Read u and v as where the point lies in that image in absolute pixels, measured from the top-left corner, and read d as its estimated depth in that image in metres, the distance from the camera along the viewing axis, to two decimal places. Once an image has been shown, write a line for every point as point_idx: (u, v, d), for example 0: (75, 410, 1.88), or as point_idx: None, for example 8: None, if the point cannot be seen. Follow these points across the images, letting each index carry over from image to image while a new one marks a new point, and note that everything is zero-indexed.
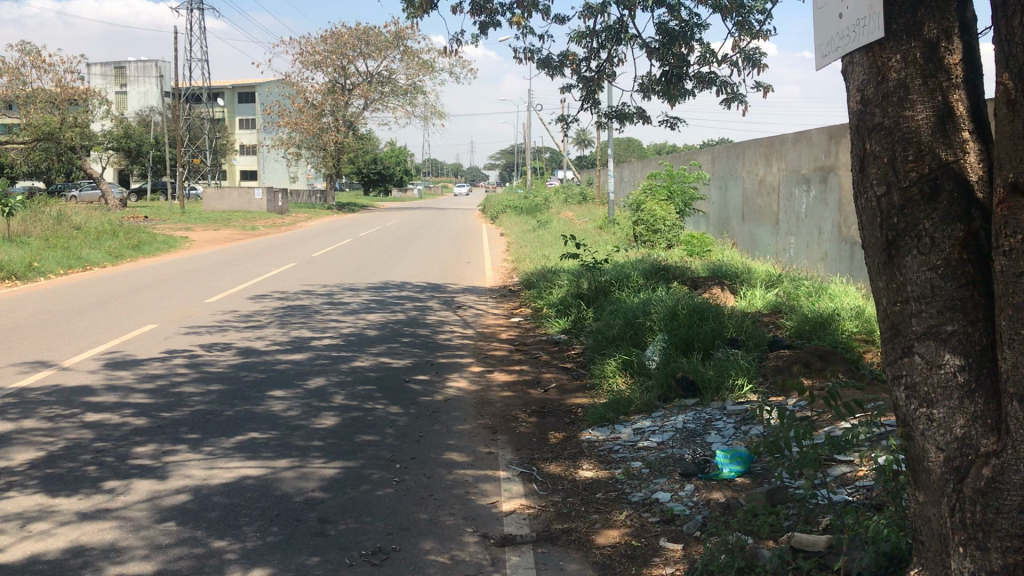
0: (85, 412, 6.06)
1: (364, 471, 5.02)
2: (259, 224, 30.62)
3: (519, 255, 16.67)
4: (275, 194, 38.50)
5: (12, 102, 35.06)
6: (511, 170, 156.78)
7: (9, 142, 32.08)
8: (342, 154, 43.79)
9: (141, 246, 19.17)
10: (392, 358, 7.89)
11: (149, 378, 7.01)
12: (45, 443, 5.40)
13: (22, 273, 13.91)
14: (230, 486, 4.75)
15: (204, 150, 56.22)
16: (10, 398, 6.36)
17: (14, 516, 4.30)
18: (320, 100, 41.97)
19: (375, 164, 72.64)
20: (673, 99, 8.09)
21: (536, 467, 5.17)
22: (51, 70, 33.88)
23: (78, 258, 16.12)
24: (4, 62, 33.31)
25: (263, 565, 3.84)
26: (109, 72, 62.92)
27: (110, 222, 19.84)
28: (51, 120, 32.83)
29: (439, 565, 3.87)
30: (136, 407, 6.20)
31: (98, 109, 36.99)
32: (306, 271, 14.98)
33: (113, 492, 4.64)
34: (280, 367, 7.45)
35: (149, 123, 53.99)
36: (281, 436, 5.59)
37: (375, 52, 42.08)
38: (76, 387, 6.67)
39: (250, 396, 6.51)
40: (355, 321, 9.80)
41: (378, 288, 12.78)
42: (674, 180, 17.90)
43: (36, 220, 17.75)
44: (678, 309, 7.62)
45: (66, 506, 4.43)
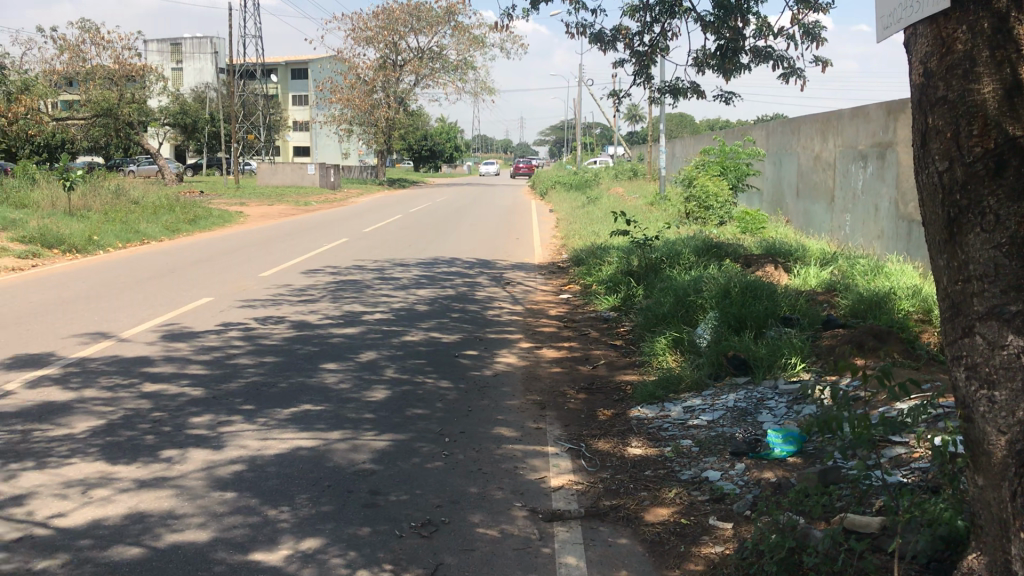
0: (143, 382, 6.21)
1: (414, 444, 5.07)
2: (311, 200, 30.87)
3: (569, 232, 16.56)
4: (327, 169, 38.51)
5: (73, 80, 35.68)
6: (560, 145, 156.28)
7: (68, 118, 32.80)
8: (393, 130, 43.91)
9: (197, 221, 19.49)
10: (442, 333, 7.93)
11: (205, 350, 7.14)
12: (105, 412, 5.55)
13: (82, 246, 14.26)
14: (284, 457, 4.83)
15: (257, 126, 56.74)
16: (72, 368, 6.55)
17: (76, 483, 4.45)
18: (372, 76, 42.13)
19: (424, 140, 72.63)
20: (727, 74, 7.96)
21: (585, 443, 5.16)
22: (110, 47, 34.33)
23: (136, 232, 16.44)
24: (65, 40, 33.80)
25: (315, 535, 3.91)
26: (164, 49, 63.79)
27: (167, 198, 20.18)
28: (110, 96, 33.21)
29: (488, 539, 3.90)
30: (192, 377, 6.33)
31: (157, 85, 37.43)
32: (357, 246, 15.09)
33: (170, 461, 4.75)
34: (332, 340, 7.53)
35: (204, 100, 54.63)
36: (334, 409, 5.67)
37: (427, 27, 41.96)
38: (135, 358, 6.83)
39: (303, 368, 6.61)
40: (405, 296, 9.87)
41: (428, 264, 12.81)
42: (728, 156, 17.47)
43: (96, 194, 18.12)
44: (731, 287, 7.53)
45: (126, 474, 4.56)
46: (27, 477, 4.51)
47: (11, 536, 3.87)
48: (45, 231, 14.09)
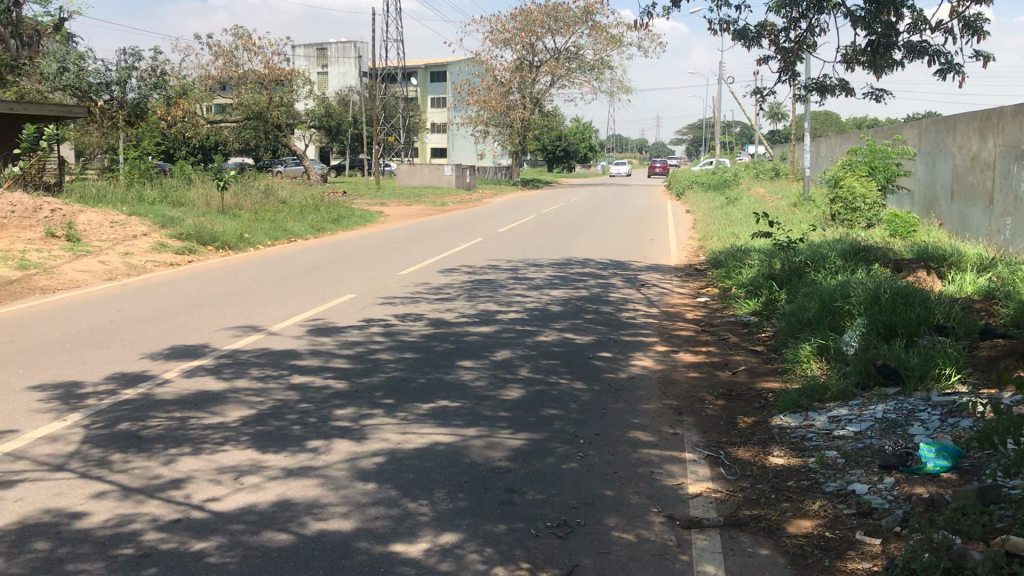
0: (291, 374, 6.46)
1: (549, 444, 5.08)
2: (448, 200, 31.46)
3: (707, 233, 16.26)
4: (463, 169, 39.15)
5: (227, 85, 37.57)
6: (696, 145, 153.75)
7: (222, 121, 34.56)
8: (529, 131, 44.26)
9: (340, 220, 20.16)
10: (577, 334, 7.92)
11: (348, 344, 7.37)
12: (255, 401, 5.81)
13: (234, 243, 14.99)
14: (423, 451, 4.94)
15: (397, 128, 58.24)
16: (226, 359, 6.90)
17: (230, 469, 4.68)
18: (508, 78, 42.56)
19: (559, 141, 72.80)
20: (879, 70, 7.65)
21: (724, 450, 5.05)
22: (260, 52, 35.95)
23: (284, 230, 17.15)
24: (221, 46, 35.62)
25: (453, 529, 3.97)
26: (311, 54, 66.36)
27: (312, 197, 20.97)
28: (260, 100, 34.78)
29: (624, 543, 3.87)
30: (336, 371, 6.54)
31: (305, 89, 38.95)
32: (493, 246, 15.25)
33: (315, 451, 4.92)
34: (468, 338, 7.64)
35: (348, 103, 56.50)
36: (471, 406, 5.75)
37: (564, 28, 42.01)
38: (283, 351, 7.12)
39: (441, 365, 6.74)
40: (540, 296, 9.92)
41: (562, 264, 12.82)
42: (877, 156, 16.77)
43: (247, 194, 19.01)
44: (881, 293, 7.22)
45: (275, 462, 4.76)
46: (186, 461, 4.78)
47: (171, 517, 4.10)
48: (200, 228, 14.88)
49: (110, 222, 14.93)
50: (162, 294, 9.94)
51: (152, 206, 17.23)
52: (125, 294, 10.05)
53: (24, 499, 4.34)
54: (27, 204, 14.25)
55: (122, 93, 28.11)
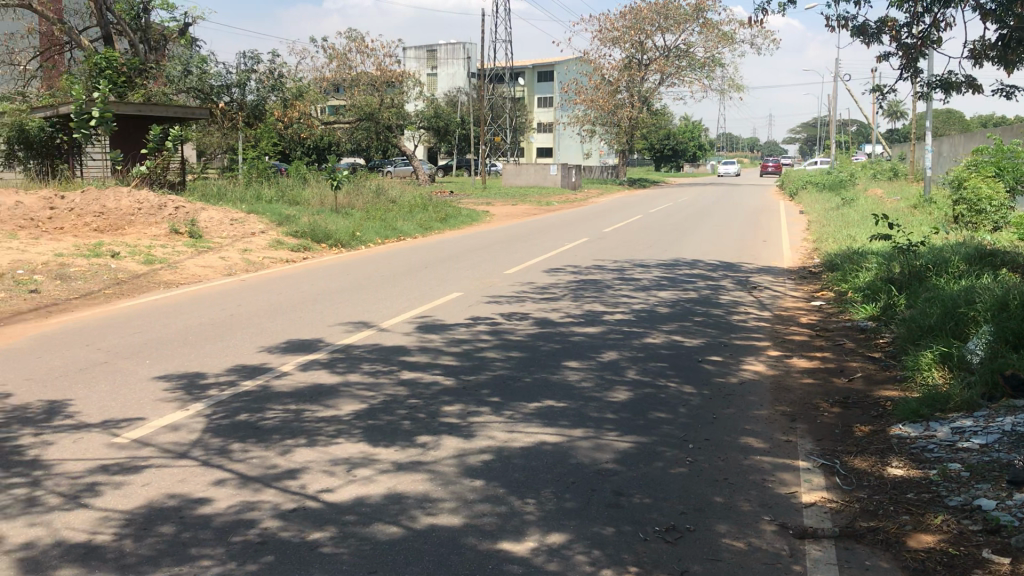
0: (401, 370, 6.58)
1: (658, 448, 5.03)
2: (554, 200, 31.52)
3: (822, 235, 15.82)
4: (569, 169, 39.14)
5: (341, 87, 38.58)
6: (807, 144, 149.70)
7: (336, 122, 35.53)
8: (637, 130, 43.92)
9: (449, 219, 20.44)
10: (685, 337, 7.81)
11: (456, 342, 7.46)
12: (367, 396, 5.94)
13: (346, 241, 15.37)
14: (530, 450, 4.95)
15: (504, 128, 58.68)
16: (338, 353, 7.08)
17: (343, 461, 4.79)
18: (616, 77, 42.36)
19: (667, 140, 72.02)
20: (1010, 66, 7.29)
21: (840, 460, 4.90)
22: (373, 54, 36.74)
23: (393, 228, 17.50)
24: (335, 49, 36.60)
25: (561, 529, 3.97)
26: (421, 55, 67.52)
27: (421, 197, 21.34)
28: (372, 102, 35.61)
29: (735, 550, 3.79)
30: (444, 368, 6.63)
31: (415, 89, 39.65)
32: (600, 246, 15.18)
33: (425, 446, 5.00)
34: (575, 338, 7.63)
35: (456, 103, 57.24)
36: (578, 406, 5.74)
37: (674, 26, 41.52)
38: (393, 347, 7.26)
39: (547, 365, 6.75)
40: (647, 297, 9.82)
41: (670, 265, 12.68)
42: (1005, 156, 15.99)
43: (358, 193, 19.47)
44: (1010, 299, 6.87)
45: (386, 456, 4.85)
46: (301, 452, 4.93)
47: (287, 506, 4.24)
48: (314, 226, 15.31)
49: (230, 220, 15.51)
50: (277, 290, 10.28)
51: (269, 204, 17.84)
52: (243, 289, 10.43)
53: (151, 484, 4.55)
54: (154, 202, 14.93)
55: (242, 95, 29.21)
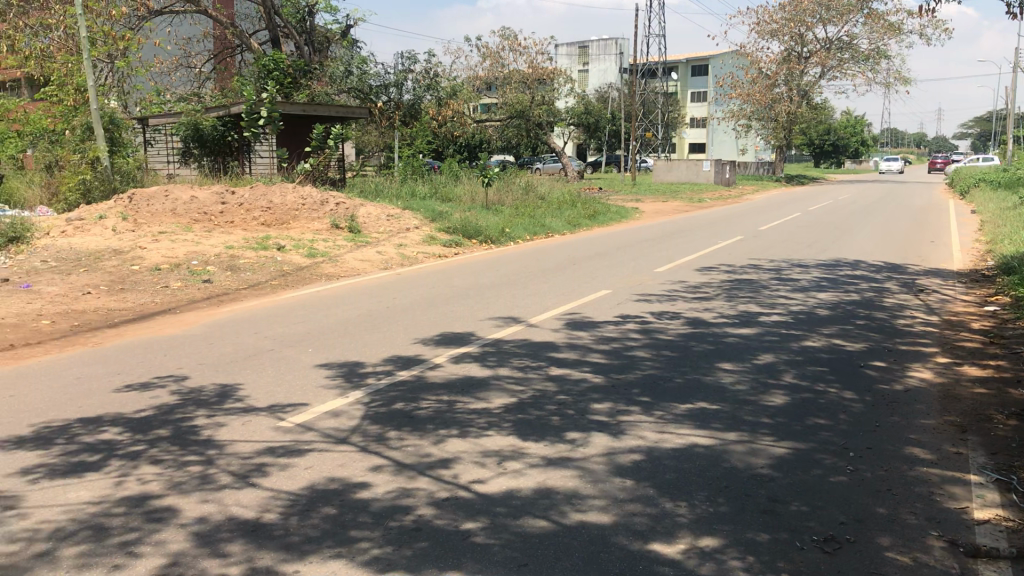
0: (551, 366, 6.63)
1: (815, 455, 4.86)
2: (706, 196, 30.94)
3: (997, 235, 14.83)
4: (722, 165, 38.32)
5: (493, 85, 39.20)
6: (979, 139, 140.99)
7: (489, 120, 36.13)
8: (795, 125, 42.55)
9: (598, 215, 20.40)
10: (845, 341, 7.51)
11: (605, 340, 7.44)
12: (517, 390, 6.02)
13: (496, 238, 15.58)
14: (682, 452, 4.88)
15: (655, 124, 58.09)
16: (489, 347, 7.20)
17: (493, 453, 4.87)
18: (774, 70, 41.20)
19: (827, 135, 69.39)
20: None
21: (1017, 476, 4.59)
22: (526, 52, 37.11)
23: (542, 225, 17.62)
24: (489, 48, 37.20)
25: (713, 534, 3.89)
26: (573, 52, 67.74)
27: (570, 194, 21.43)
28: (523, 99, 36.09)
29: (899, 565, 3.62)
30: (593, 365, 6.63)
31: (566, 86, 39.79)
32: (754, 244, 14.78)
33: (574, 443, 5.01)
34: (728, 339, 7.47)
35: (607, 100, 57.11)
36: (731, 409, 5.62)
37: (836, 17, 39.93)
38: (543, 343, 7.32)
39: (699, 365, 6.64)
40: (804, 298, 9.49)
41: (828, 266, 12.21)
42: None
43: (509, 190, 19.76)
44: None
45: (536, 451, 4.90)
46: (453, 443, 5.04)
47: (441, 495, 4.34)
48: (466, 222, 15.58)
49: (386, 215, 16.01)
50: (431, 284, 10.55)
51: (423, 201, 18.35)
52: (398, 282, 10.76)
53: (312, 467, 4.76)
54: (316, 198, 15.61)
55: (399, 95, 30.12)
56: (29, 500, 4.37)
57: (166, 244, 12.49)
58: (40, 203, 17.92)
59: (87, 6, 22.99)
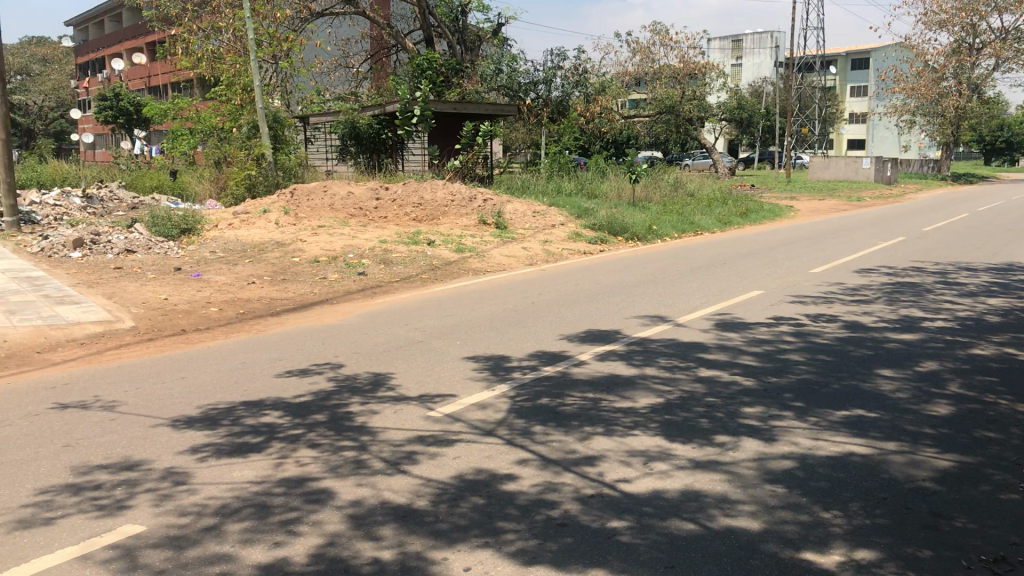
0: (699, 367, 6.52)
1: (984, 470, 4.59)
2: (865, 195, 29.67)
3: None
4: (883, 162, 36.62)
5: (643, 81, 38.90)
6: None
7: (638, 116, 35.86)
8: (964, 121, 40.20)
9: (750, 213, 19.90)
10: (1019, 350, 7.04)
11: (757, 342, 7.26)
12: (664, 391, 5.96)
13: (643, 235, 15.46)
14: (837, 460, 4.71)
15: (811, 120, 56.13)
16: (637, 346, 7.16)
17: (640, 453, 4.85)
18: (942, 63, 39.06)
19: (1000, 131, 65.21)
20: None
21: None
22: (677, 47, 36.63)
23: (692, 223, 17.34)
24: (639, 44, 36.95)
25: (870, 547, 3.74)
26: (726, 46, 66.39)
27: (721, 192, 21.02)
28: (673, 94, 35.67)
29: None
30: (744, 368, 6.48)
31: (718, 82, 39.02)
32: (917, 246, 14.07)
33: (723, 446, 4.92)
34: (888, 345, 7.15)
35: (761, 95, 55.66)
36: (891, 418, 5.38)
37: (1014, 5, 37.40)
38: (691, 343, 7.21)
39: (857, 371, 6.38)
40: (973, 304, 8.96)
41: (1001, 269, 11.47)
42: None
43: (657, 187, 19.56)
44: None
45: (683, 453, 4.84)
46: (599, 441, 5.04)
47: (586, 491, 4.35)
48: (612, 220, 15.52)
49: (534, 211, 16.13)
50: (577, 281, 10.56)
51: (570, 197, 18.41)
52: (545, 279, 10.83)
53: (460, 457, 4.86)
54: (465, 194, 15.91)
55: (548, 92, 30.32)
56: (198, 476, 4.65)
57: (325, 237, 13.03)
58: (210, 196, 19.35)
59: (255, 10, 24.35)
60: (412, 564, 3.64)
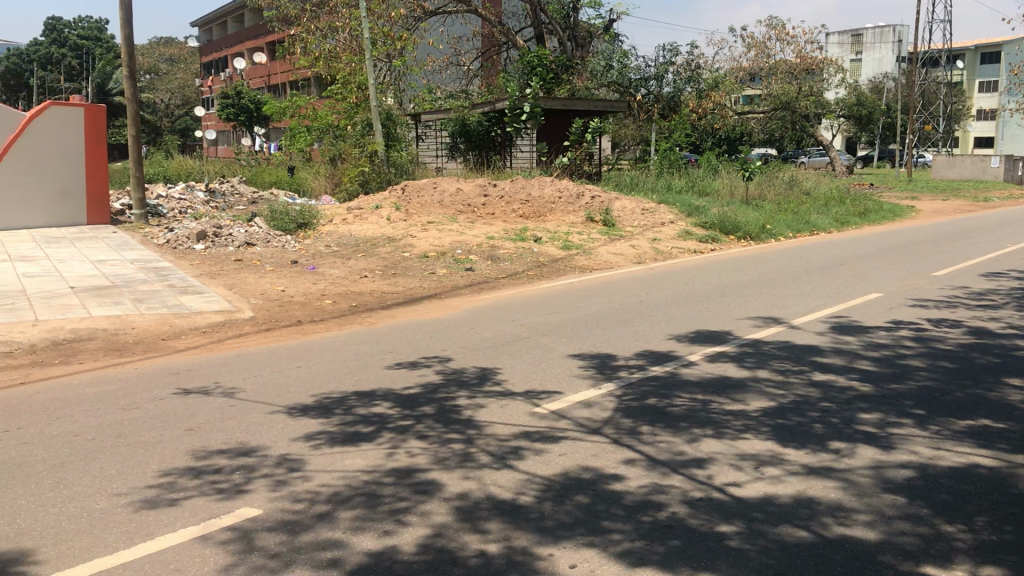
0: (813, 370, 6.33)
1: None
2: (995, 195, 28.27)
3: None
4: (1014, 161, 34.82)
5: (758, 76, 38.08)
6: None
7: (752, 112, 35.11)
8: None
9: (869, 213, 19.23)
10: None
11: (875, 346, 7.01)
12: (777, 394, 5.81)
13: (756, 234, 15.13)
14: (961, 472, 4.50)
15: (936, 116, 53.85)
16: (748, 348, 7.00)
17: (750, 457, 4.74)
18: None
19: None
20: None
21: None
22: (793, 42, 35.73)
23: (807, 222, 16.87)
24: (755, 38, 36.19)
25: (996, 564, 3.56)
26: (845, 40, 64.39)
27: (839, 191, 20.42)
28: (789, 90, 34.76)
29: None
30: (861, 373, 6.26)
31: (837, 77, 37.86)
32: None
33: (838, 453, 4.76)
34: (1018, 353, 6.79)
35: (881, 90, 53.73)
36: (1020, 430, 5.10)
37: None
38: (806, 346, 7.01)
39: (983, 379, 6.09)
40: None
41: None
42: None
43: (772, 185, 19.11)
44: None
45: (796, 458, 4.71)
46: (708, 443, 4.96)
47: (695, 494, 4.28)
48: (724, 218, 15.23)
49: (643, 208, 15.97)
50: (686, 280, 10.40)
51: (680, 195, 18.17)
52: (653, 277, 10.70)
53: (567, 454, 4.85)
54: (573, 191, 15.88)
55: (659, 88, 29.99)
56: (311, 463, 4.78)
57: (434, 232, 13.22)
58: (325, 192, 19.96)
59: (370, 8, 24.94)
60: (517, 558, 3.65)
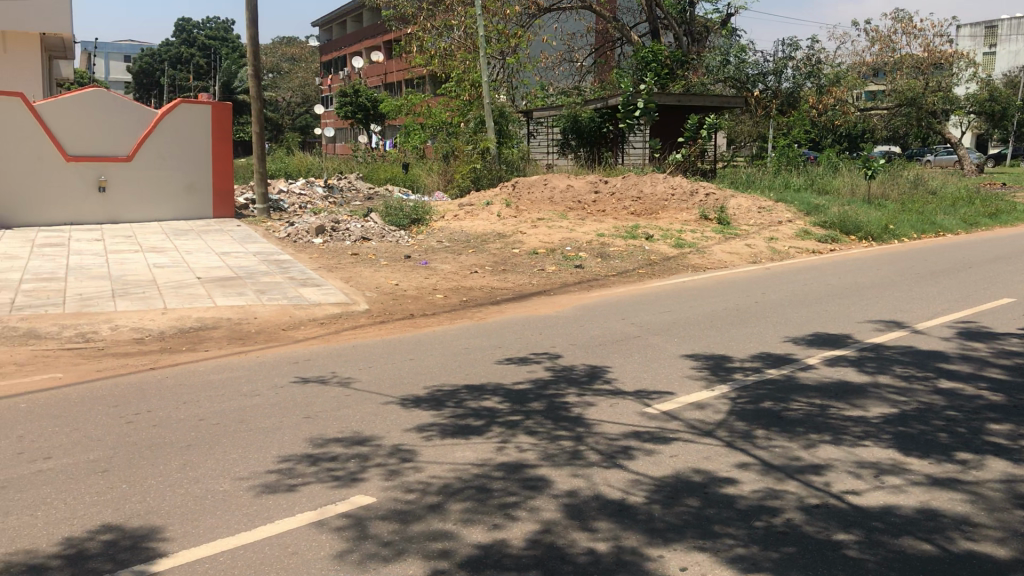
0: (939, 377, 6.07)
1: None
2: None
3: None
4: None
5: (882, 71, 36.70)
6: None
7: (875, 108, 33.87)
8: None
9: (1001, 214, 18.31)
10: None
11: (1006, 354, 6.66)
12: (899, 401, 5.59)
13: (878, 235, 14.59)
14: None
15: None
16: (869, 352, 6.76)
17: (871, 465, 4.57)
18: None
19: None
20: None
21: None
22: (921, 35, 34.28)
23: (933, 223, 16.17)
24: (880, 32, 34.89)
25: None
26: (977, 33, 61.39)
27: (968, 191, 19.54)
28: (915, 85, 33.37)
29: None
30: (991, 381, 5.96)
31: (967, 71, 36.15)
32: None
33: (966, 464, 4.55)
34: None
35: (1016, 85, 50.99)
36: None
37: None
38: (931, 352, 6.72)
39: None
40: None
41: None
42: None
43: (895, 183, 18.39)
44: None
45: (919, 468, 4.52)
46: (826, 449, 4.81)
47: (811, 501, 4.16)
48: (844, 217, 14.75)
49: (758, 207, 15.62)
50: (802, 281, 10.11)
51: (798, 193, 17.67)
52: (767, 278, 10.45)
53: (678, 456, 4.79)
54: (685, 188, 15.65)
55: (777, 83, 29.26)
56: (423, 455, 4.85)
57: (544, 229, 13.25)
58: (438, 188, 20.24)
59: (485, 7, 25.22)
60: (626, 557, 3.63)
